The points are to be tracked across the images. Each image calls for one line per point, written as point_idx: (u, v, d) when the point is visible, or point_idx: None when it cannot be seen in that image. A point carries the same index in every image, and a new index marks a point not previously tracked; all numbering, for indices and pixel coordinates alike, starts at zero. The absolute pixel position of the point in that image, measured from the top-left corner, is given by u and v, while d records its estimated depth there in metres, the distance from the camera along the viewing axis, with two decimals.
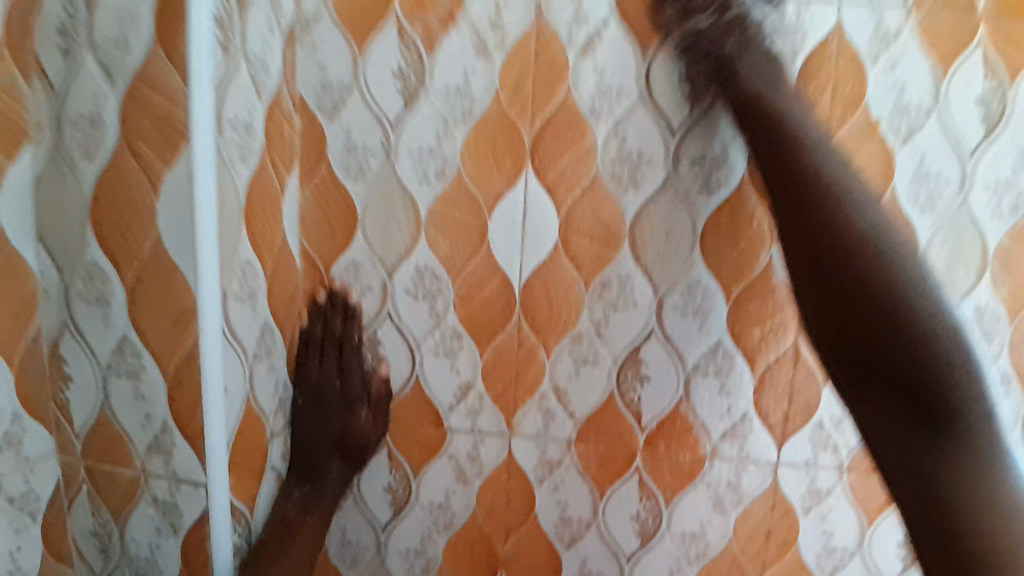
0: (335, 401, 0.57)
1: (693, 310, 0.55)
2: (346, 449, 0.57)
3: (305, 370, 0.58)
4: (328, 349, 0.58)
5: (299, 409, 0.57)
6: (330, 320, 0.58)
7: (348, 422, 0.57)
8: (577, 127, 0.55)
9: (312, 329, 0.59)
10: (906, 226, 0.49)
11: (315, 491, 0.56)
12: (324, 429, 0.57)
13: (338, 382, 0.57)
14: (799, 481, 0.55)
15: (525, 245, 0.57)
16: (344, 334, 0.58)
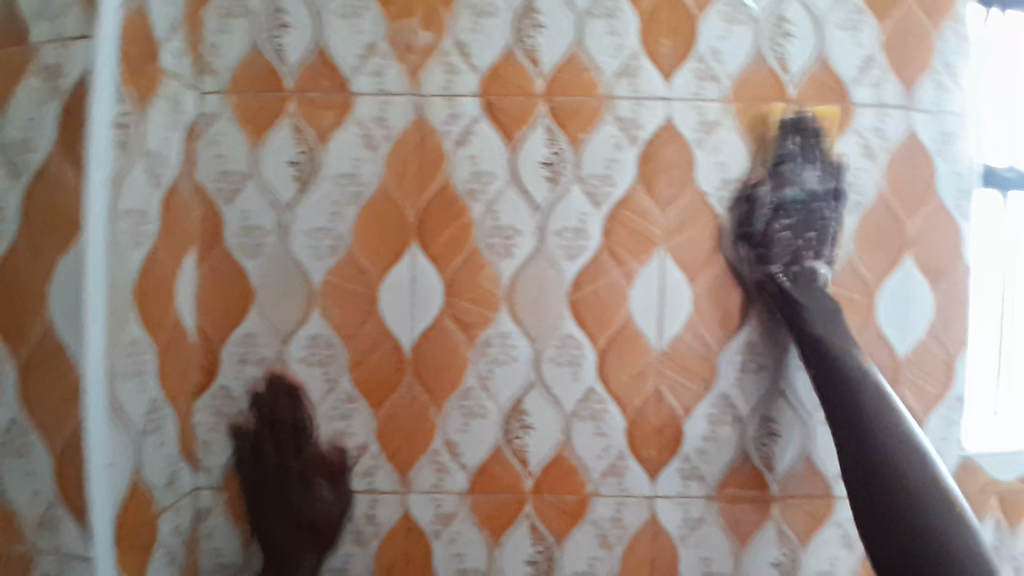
0: (301, 484, 0.61)
1: (568, 360, 0.60)
2: (313, 528, 0.62)
3: (263, 454, 0.63)
4: (262, 432, 0.62)
5: (259, 494, 0.62)
6: (271, 407, 0.62)
7: (309, 501, 0.61)
8: (455, 207, 0.60)
9: (297, 414, 0.62)
10: (737, 279, 0.61)
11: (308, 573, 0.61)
12: (274, 515, 0.61)
13: (293, 462, 0.62)
14: (674, 511, 0.61)
15: (414, 307, 0.60)
16: (296, 418, 0.62)
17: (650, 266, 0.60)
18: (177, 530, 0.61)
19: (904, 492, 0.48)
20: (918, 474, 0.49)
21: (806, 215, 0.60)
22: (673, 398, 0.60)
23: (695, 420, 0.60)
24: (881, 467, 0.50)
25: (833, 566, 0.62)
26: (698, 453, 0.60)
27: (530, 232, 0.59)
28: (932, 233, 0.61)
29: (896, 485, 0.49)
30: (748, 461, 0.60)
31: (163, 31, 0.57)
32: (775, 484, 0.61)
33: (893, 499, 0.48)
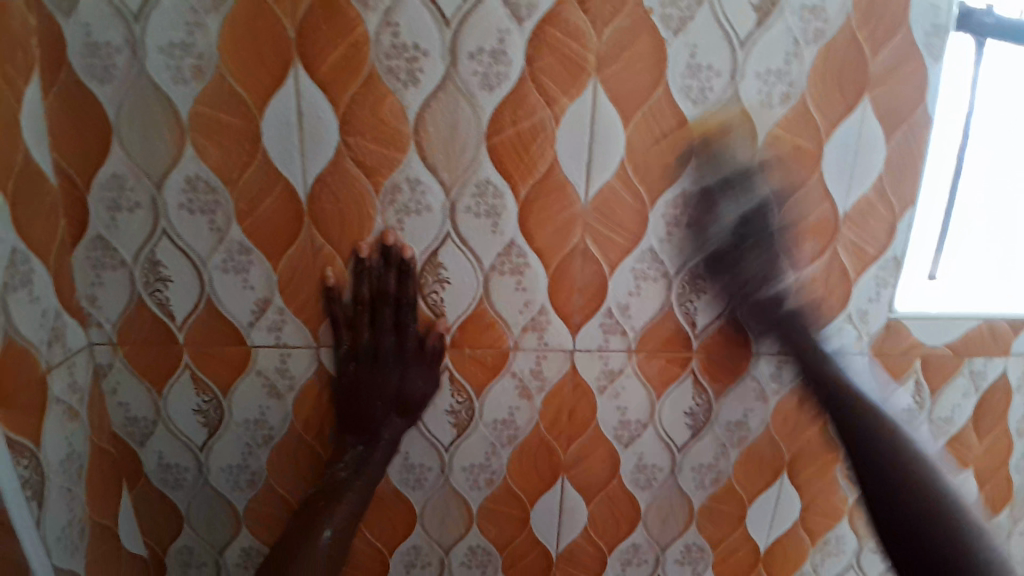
0: (391, 359, 0.58)
1: (486, 211, 0.54)
2: (403, 404, 0.59)
3: (359, 331, 0.57)
4: (385, 306, 0.56)
5: (351, 371, 0.58)
6: (383, 280, 0.56)
7: (402, 379, 0.58)
8: (345, 19, 0.50)
9: (358, 288, 0.57)
10: (680, 118, 0.53)
11: (367, 449, 0.59)
12: (382, 395, 0.58)
13: (394, 339, 0.57)
14: (593, 363, 0.60)
15: (304, 150, 0.53)
16: (400, 293, 0.56)
17: (579, 100, 0.52)
18: (75, 390, 0.57)
19: (918, 506, 0.48)
20: (916, 493, 0.49)
21: (766, 174, 0.55)
22: (597, 250, 0.56)
23: (620, 276, 0.57)
24: (905, 483, 0.50)
25: (746, 417, 0.62)
26: (621, 307, 0.58)
27: (440, 55, 0.50)
28: (898, 73, 0.54)
29: (924, 510, 0.48)
30: (670, 313, 0.58)
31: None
32: (695, 340, 0.59)
33: (886, 504, 0.50)
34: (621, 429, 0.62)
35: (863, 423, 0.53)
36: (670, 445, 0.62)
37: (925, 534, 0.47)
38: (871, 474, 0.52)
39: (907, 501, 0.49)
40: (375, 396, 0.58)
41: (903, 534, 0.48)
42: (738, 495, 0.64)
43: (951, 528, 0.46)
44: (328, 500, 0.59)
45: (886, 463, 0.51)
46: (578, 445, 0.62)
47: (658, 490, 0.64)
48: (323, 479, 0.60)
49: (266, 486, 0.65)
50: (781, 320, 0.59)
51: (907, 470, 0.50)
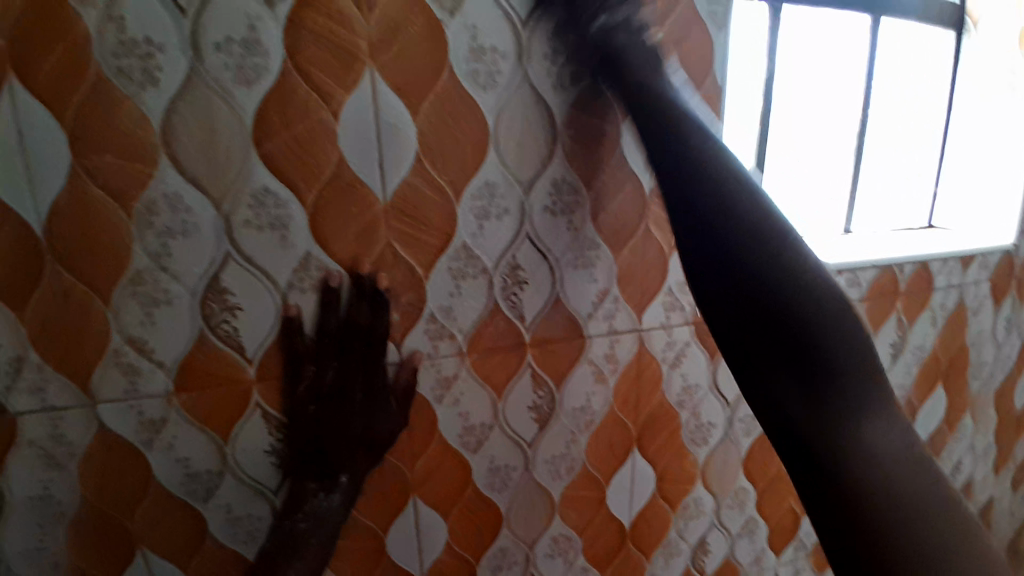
0: (358, 396, 0.52)
1: (269, 222, 0.48)
2: (370, 445, 0.53)
3: (321, 370, 0.51)
4: (354, 340, 0.51)
5: (312, 416, 0.52)
6: (354, 311, 0.51)
7: (371, 419, 0.52)
8: (53, 12, 0.41)
9: (325, 319, 0.51)
10: (472, 104, 0.50)
11: (327, 497, 0.52)
12: (348, 440, 0.52)
13: (364, 377, 0.52)
14: (426, 372, 0.56)
15: (31, 175, 0.44)
16: (373, 325, 0.51)
17: (357, 92, 0.47)
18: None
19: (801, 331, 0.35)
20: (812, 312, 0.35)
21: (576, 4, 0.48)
22: (408, 253, 0.52)
23: (437, 279, 0.53)
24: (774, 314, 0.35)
25: (590, 401, 0.61)
26: (444, 311, 0.54)
27: (180, 50, 0.43)
28: (686, 43, 0.54)
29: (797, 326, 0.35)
30: (497, 309, 0.56)
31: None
32: (528, 333, 0.57)
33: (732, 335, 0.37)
34: (466, 436, 0.58)
35: (707, 186, 0.39)
36: (519, 442, 0.60)
37: (838, 374, 0.34)
38: (744, 288, 0.36)
39: (794, 311, 0.35)
40: (338, 436, 0.52)
41: (802, 371, 0.35)
42: (595, 480, 0.64)
43: (858, 381, 0.34)
44: (283, 558, 0.50)
45: (771, 284, 0.35)
46: (424, 461, 0.58)
47: (516, 488, 0.62)
48: (276, 533, 0.52)
49: (76, 572, 0.54)
50: (606, 303, 0.58)
51: (805, 294, 0.35)
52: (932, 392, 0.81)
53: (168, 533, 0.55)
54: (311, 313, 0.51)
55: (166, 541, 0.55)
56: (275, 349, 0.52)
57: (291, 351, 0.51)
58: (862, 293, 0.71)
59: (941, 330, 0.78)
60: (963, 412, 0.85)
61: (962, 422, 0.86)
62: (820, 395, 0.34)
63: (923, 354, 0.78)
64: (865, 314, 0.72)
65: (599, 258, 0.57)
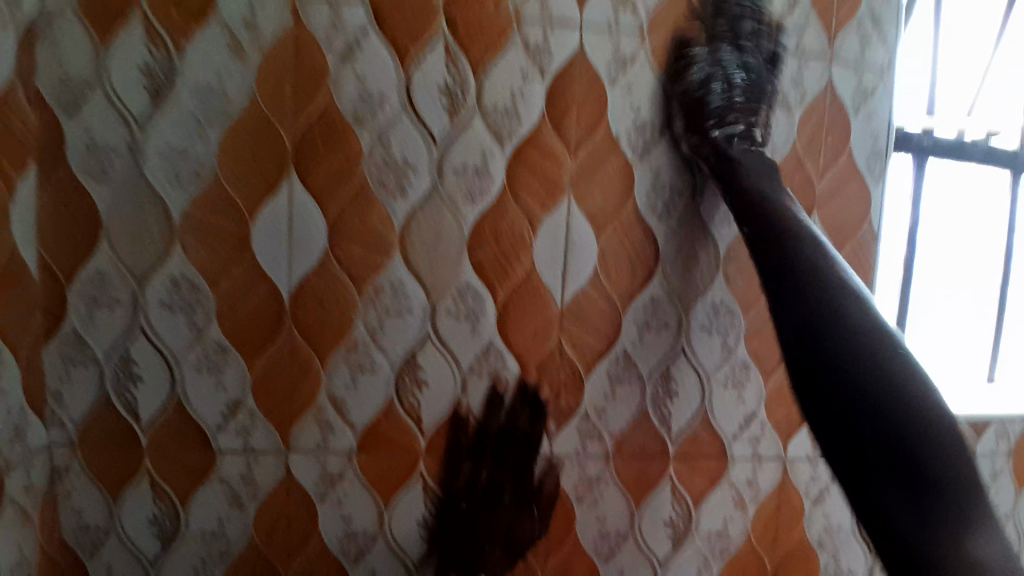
0: (507, 499, 0.58)
1: (465, 313, 0.56)
2: (508, 544, 0.59)
3: (475, 474, 0.58)
4: (512, 445, 0.58)
5: (463, 512, 0.58)
6: (517, 417, 0.58)
7: (515, 522, 0.58)
8: (340, 135, 0.54)
9: (491, 418, 0.58)
10: (649, 231, 0.57)
11: None
12: (492, 540, 0.58)
13: (515, 482, 0.58)
14: (572, 469, 0.59)
15: (292, 254, 0.54)
16: (531, 431, 0.58)
17: (557, 214, 0.56)
18: (27, 487, 0.54)
19: (890, 384, 0.40)
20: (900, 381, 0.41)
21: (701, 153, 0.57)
22: (575, 354, 0.58)
23: (596, 380, 0.58)
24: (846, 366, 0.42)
25: (726, 527, 0.61)
26: (597, 411, 0.58)
27: (427, 170, 0.55)
28: (841, 193, 0.61)
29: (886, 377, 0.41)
30: (647, 417, 0.59)
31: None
32: (672, 445, 0.59)
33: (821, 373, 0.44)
34: (600, 541, 0.59)
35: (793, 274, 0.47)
36: (650, 558, 0.60)
37: (898, 446, 0.39)
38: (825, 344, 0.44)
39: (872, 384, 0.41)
40: (483, 532, 0.58)
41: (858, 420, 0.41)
42: None
43: (929, 452, 0.38)
44: None
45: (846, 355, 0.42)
46: (557, 557, 0.59)
47: None
48: None
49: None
50: (752, 426, 0.60)
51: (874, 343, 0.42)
52: None
53: None
54: (479, 409, 0.57)
55: None
56: (440, 434, 0.57)
57: (455, 443, 0.57)
58: (1008, 447, 0.67)
59: None
60: None
61: None
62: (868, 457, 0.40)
63: None
64: (1011, 470, 0.68)
65: (749, 382, 0.60)
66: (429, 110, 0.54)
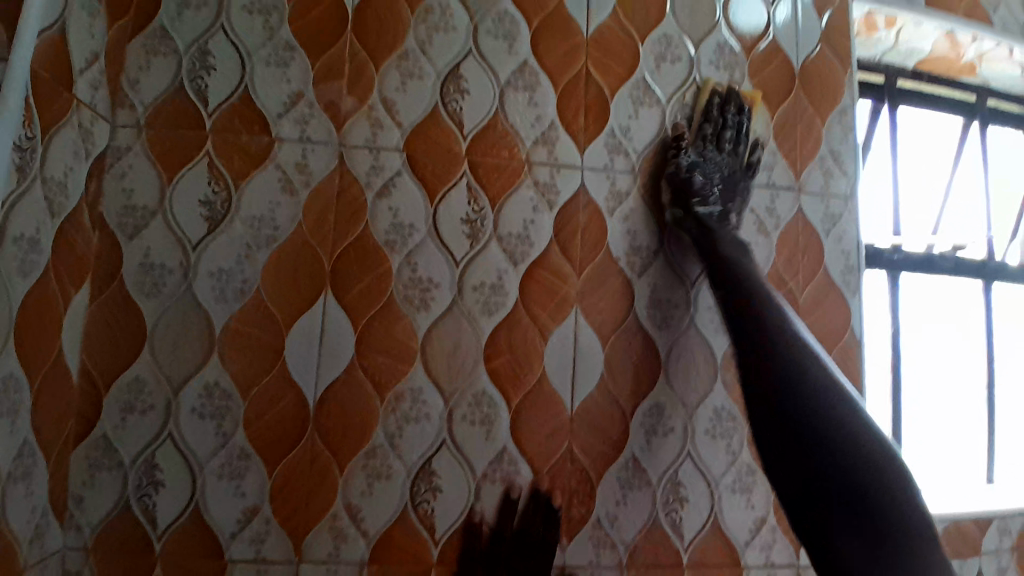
0: None
1: (481, 418, 0.59)
2: None
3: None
4: (527, 552, 0.58)
5: None
6: (529, 523, 0.58)
7: None
8: (373, 258, 0.60)
9: (505, 523, 0.58)
10: (651, 340, 0.63)
11: None
12: None
13: None
14: None
15: (321, 362, 0.59)
16: (546, 536, 0.58)
17: (567, 324, 0.61)
18: None
19: (874, 472, 0.49)
20: (887, 470, 0.49)
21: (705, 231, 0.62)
22: (585, 458, 0.60)
23: (608, 484, 0.60)
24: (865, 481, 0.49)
25: None
26: (609, 518, 0.59)
27: (448, 287, 0.61)
28: (823, 303, 0.67)
29: (863, 466, 0.49)
30: (659, 523, 0.60)
31: (84, 59, 0.57)
32: (685, 553, 0.60)
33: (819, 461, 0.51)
34: None
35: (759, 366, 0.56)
36: None
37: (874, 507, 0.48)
38: (789, 421, 0.53)
39: (833, 451, 0.50)
40: None
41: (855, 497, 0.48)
42: None
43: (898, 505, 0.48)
44: None
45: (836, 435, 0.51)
46: None
47: None
48: None
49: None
50: (763, 530, 0.61)
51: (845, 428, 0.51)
52: None
53: None
54: (492, 513, 0.58)
55: None
56: (454, 541, 0.58)
57: (467, 549, 0.58)
58: (1011, 543, 0.68)
59: None
60: None
61: None
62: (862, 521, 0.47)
63: None
64: (1016, 565, 0.68)
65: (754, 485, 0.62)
66: (450, 236, 0.61)
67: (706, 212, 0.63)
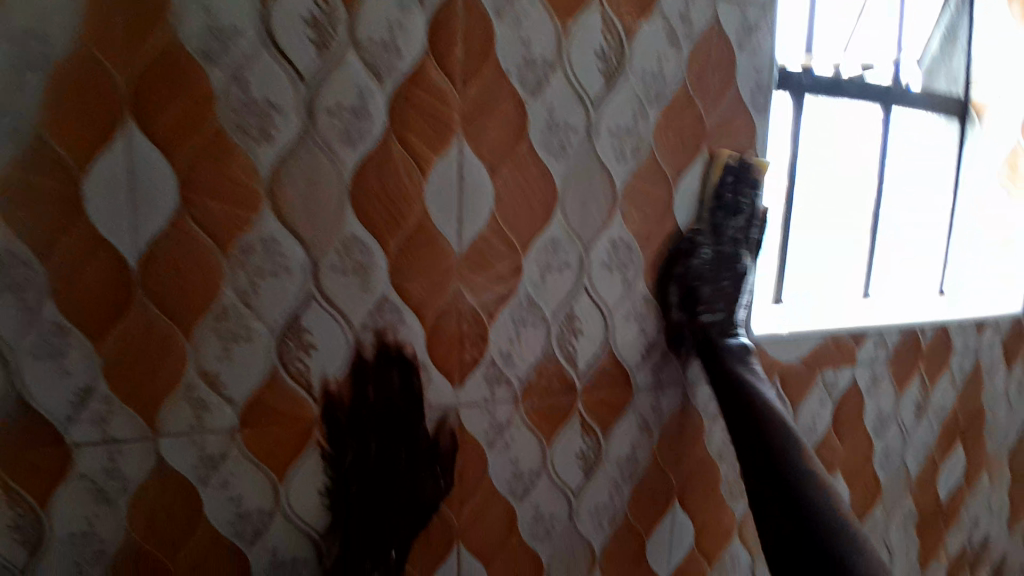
0: (402, 462, 0.56)
1: (352, 267, 0.51)
2: (415, 509, 0.56)
3: (361, 448, 0.55)
4: (391, 411, 0.55)
5: (355, 495, 0.55)
6: (386, 379, 0.54)
7: (416, 487, 0.56)
8: (184, 72, 0.45)
9: (364, 386, 0.54)
10: (544, 169, 0.55)
11: (376, 563, 0.56)
12: (396, 508, 0.56)
13: (404, 450, 0.55)
14: (481, 417, 0.57)
15: (137, 214, 0.46)
16: (410, 390, 0.55)
17: (447, 157, 0.52)
18: None
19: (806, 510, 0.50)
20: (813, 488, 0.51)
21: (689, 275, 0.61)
22: (474, 303, 0.55)
23: (501, 322, 0.56)
24: (804, 491, 0.50)
25: (634, 453, 0.63)
26: (503, 356, 0.57)
27: (294, 110, 0.48)
28: (728, 125, 0.61)
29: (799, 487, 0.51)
30: (554, 357, 0.58)
31: None
32: (579, 381, 0.60)
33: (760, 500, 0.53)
34: (514, 482, 0.59)
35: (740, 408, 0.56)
36: (564, 490, 0.61)
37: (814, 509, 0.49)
38: (762, 452, 0.54)
39: (801, 479, 0.51)
40: (388, 501, 0.56)
41: (789, 493, 0.51)
42: (634, 532, 0.64)
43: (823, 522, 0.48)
44: None
45: (778, 458, 0.53)
46: (472, 504, 0.58)
47: (558, 539, 0.61)
48: None
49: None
50: (653, 354, 0.62)
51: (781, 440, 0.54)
52: (952, 453, 0.82)
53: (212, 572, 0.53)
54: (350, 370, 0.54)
55: None
56: (342, 391, 0.54)
57: (359, 398, 0.54)
58: (886, 354, 0.74)
59: (957, 393, 0.81)
60: (982, 472, 0.86)
61: (981, 482, 0.86)
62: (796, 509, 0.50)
63: (950, 415, 0.81)
64: (888, 374, 0.74)
65: (647, 311, 0.61)
66: (295, 47, 0.47)
67: (696, 263, 0.61)
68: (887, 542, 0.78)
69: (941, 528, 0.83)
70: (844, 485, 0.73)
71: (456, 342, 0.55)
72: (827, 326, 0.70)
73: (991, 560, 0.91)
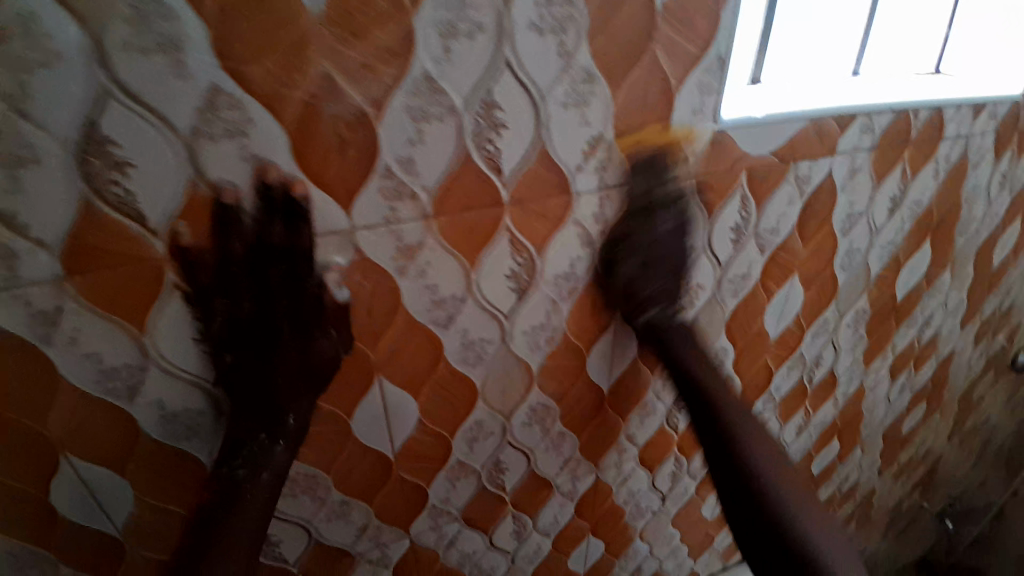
0: (287, 328, 0.47)
1: (156, 42, 0.35)
2: (311, 377, 0.49)
3: (233, 311, 0.44)
4: (271, 264, 0.44)
5: (229, 367, 0.47)
6: (265, 229, 0.42)
7: (308, 349, 0.47)
8: None
9: (228, 228, 0.42)
10: None
11: (269, 440, 0.48)
12: (289, 372, 0.48)
13: (288, 307, 0.46)
14: (383, 240, 0.46)
15: None
16: (294, 241, 0.43)
17: None
18: None
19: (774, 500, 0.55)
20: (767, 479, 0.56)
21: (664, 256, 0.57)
22: (352, 91, 0.40)
23: (393, 116, 0.41)
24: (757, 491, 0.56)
25: (573, 267, 0.54)
26: (403, 164, 0.43)
27: None
28: None
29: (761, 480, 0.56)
30: (468, 161, 0.45)
31: None
32: (505, 190, 0.48)
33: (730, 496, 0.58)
34: (435, 311, 0.51)
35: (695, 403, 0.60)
36: (495, 314, 0.53)
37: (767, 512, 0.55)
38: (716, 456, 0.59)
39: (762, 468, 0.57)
40: (275, 368, 0.47)
41: (745, 499, 0.56)
42: (575, 348, 0.60)
43: (778, 521, 0.54)
44: (235, 503, 0.46)
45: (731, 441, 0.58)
46: (389, 338, 0.51)
47: (492, 363, 0.56)
48: (215, 479, 0.47)
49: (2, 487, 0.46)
50: (598, 151, 0.49)
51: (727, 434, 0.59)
52: (918, 249, 0.77)
53: (96, 434, 0.47)
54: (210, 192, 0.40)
55: (101, 443, 0.47)
56: (199, 238, 0.41)
57: (223, 253, 0.42)
58: (871, 142, 0.62)
59: (937, 185, 0.73)
60: (943, 267, 0.83)
61: (939, 276, 0.84)
62: (758, 516, 0.55)
63: (925, 209, 0.74)
64: (870, 165, 0.64)
65: (590, 94, 0.46)
66: None
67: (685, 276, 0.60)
68: (834, 339, 0.77)
69: (890, 322, 0.83)
70: (801, 285, 0.68)
71: (334, 148, 0.41)
72: (815, 106, 0.57)
73: (930, 347, 0.94)
